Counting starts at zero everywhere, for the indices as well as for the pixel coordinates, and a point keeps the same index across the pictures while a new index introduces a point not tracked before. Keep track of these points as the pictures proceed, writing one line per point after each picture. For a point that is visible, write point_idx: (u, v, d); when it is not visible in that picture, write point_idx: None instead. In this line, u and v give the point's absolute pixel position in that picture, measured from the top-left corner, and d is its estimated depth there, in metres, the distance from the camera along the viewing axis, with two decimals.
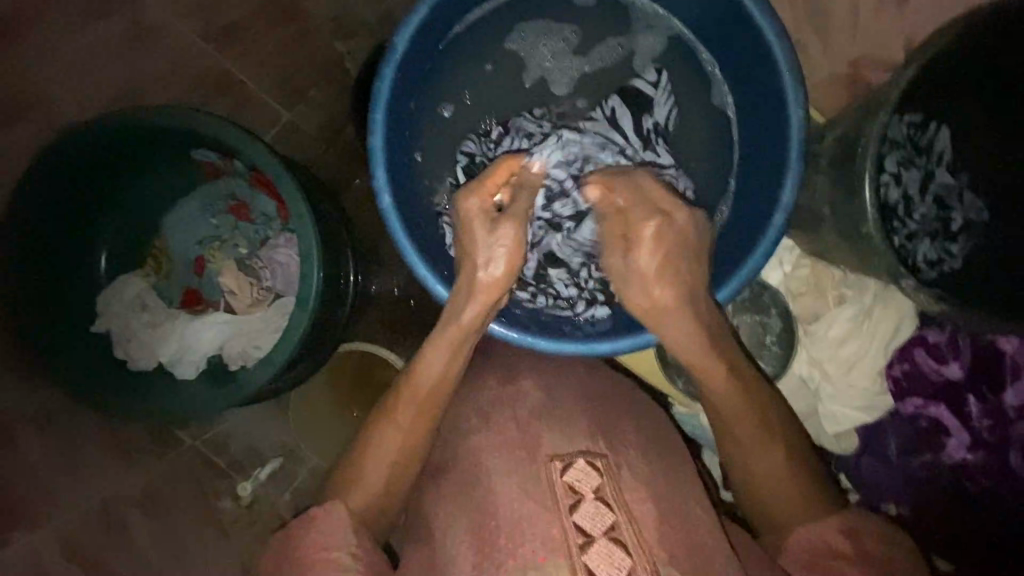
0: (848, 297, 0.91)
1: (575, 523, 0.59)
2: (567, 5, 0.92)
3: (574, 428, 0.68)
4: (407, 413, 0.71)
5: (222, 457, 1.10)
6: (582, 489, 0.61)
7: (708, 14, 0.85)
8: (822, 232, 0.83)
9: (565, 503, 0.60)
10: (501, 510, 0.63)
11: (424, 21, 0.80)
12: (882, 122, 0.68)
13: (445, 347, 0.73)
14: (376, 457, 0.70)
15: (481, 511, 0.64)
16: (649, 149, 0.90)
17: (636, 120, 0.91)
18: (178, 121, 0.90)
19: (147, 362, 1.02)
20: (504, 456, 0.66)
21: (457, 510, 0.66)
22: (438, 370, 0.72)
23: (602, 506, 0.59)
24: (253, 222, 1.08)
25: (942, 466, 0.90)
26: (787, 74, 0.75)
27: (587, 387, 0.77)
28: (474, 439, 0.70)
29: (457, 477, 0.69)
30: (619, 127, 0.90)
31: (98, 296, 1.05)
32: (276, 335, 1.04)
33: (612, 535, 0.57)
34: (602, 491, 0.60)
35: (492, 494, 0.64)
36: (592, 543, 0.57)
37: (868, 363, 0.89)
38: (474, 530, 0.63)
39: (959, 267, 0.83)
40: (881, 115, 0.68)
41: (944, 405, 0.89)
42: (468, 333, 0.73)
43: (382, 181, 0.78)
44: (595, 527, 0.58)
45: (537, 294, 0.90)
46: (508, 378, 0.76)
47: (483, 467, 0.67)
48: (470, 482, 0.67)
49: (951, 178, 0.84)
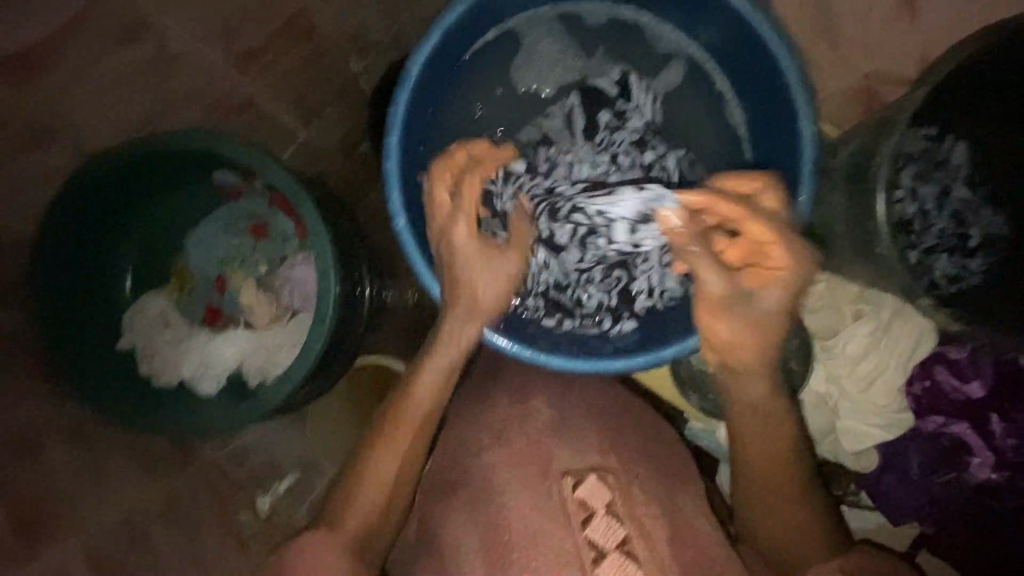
0: (865, 312, 0.89)
1: (588, 538, 0.59)
2: (580, 30, 0.92)
3: (583, 447, 0.69)
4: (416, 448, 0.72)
5: (240, 469, 1.12)
6: (594, 504, 0.61)
7: (720, 35, 0.85)
8: (838, 245, 0.81)
9: (577, 517, 0.61)
10: (512, 526, 0.64)
11: (438, 43, 0.81)
12: (893, 143, 0.68)
13: (439, 370, 0.74)
14: (382, 474, 0.69)
15: (494, 527, 0.65)
16: (591, 141, 0.88)
17: (594, 120, 0.89)
18: (204, 143, 0.93)
19: (170, 378, 1.06)
20: (515, 469, 0.68)
21: (469, 527, 0.66)
22: (431, 397, 0.73)
23: (613, 521, 0.60)
24: (271, 242, 1.11)
25: (966, 485, 0.88)
26: (798, 87, 0.76)
27: (600, 406, 0.77)
28: (484, 455, 0.71)
29: (467, 492, 0.69)
30: (573, 127, 0.89)
31: (123, 315, 1.08)
32: (294, 350, 1.07)
33: (624, 548, 0.59)
34: (613, 506, 0.61)
35: (503, 510, 0.65)
36: (606, 557, 0.58)
37: (887, 380, 0.88)
38: (485, 540, 0.65)
39: (978, 283, 0.81)
40: (894, 135, 0.67)
41: (966, 424, 0.87)
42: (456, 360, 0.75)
43: (397, 205, 0.80)
44: (607, 541, 0.59)
45: (563, 319, 0.89)
46: (517, 394, 0.77)
47: (497, 482, 0.68)
48: (481, 494, 0.68)
49: (970, 194, 0.82)
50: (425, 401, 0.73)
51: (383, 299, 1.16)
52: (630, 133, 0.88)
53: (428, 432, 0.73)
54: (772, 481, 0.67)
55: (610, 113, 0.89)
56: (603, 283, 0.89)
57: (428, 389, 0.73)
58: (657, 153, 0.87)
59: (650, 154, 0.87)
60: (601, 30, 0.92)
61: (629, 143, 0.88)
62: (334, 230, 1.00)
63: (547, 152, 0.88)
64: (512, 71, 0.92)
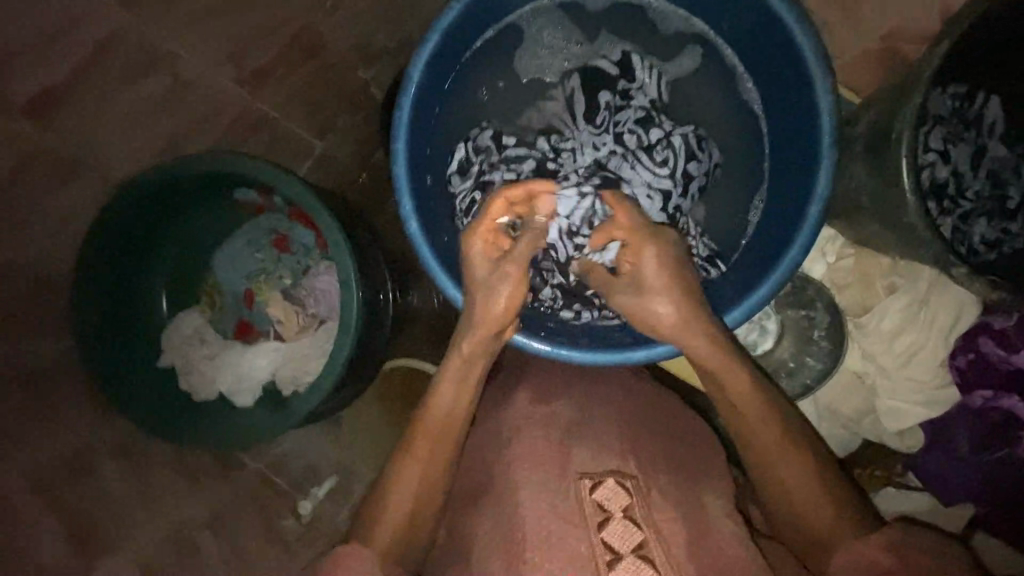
0: (899, 286, 0.85)
1: (604, 540, 0.59)
2: (581, 16, 0.90)
3: (604, 448, 0.69)
4: (433, 438, 0.72)
5: (282, 478, 1.15)
6: (610, 507, 0.62)
7: (729, 6, 0.81)
8: (863, 219, 0.78)
9: (593, 519, 0.61)
10: (528, 526, 0.62)
11: (438, 45, 0.80)
12: (919, 101, 0.63)
13: (458, 364, 0.73)
14: (405, 482, 0.70)
15: (511, 532, 0.63)
16: (592, 124, 0.86)
17: (594, 102, 0.86)
18: (226, 165, 0.95)
19: (208, 394, 1.09)
20: (532, 468, 0.66)
21: (491, 535, 0.65)
22: (452, 397, 0.73)
23: (631, 524, 0.60)
24: (293, 254, 1.14)
25: (1019, 461, 0.84)
26: (812, 57, 0.72)
27: (620, 407, 0.77)
28: (503, 461, 0.70)
29: (491, 497, 0.68)
30: (574, 110, 0.87)
31: (161, 334, 1.13)
32: (323, 359, 1.09)
33: (641, 552, 0.58)
34: (630, 510, 0.61)
35: (517, 515, 0.63)
36: (621, 560, 0.58)
37: (926, 356, 0.84)
38: (505, 545, 0.63)
39: (1021, 247, 0.76)
40: (917, 96, 0.63)
41: (1016, 396, 0.82)
42: (474, 359, 0.74)
43: (408, 209, 0.80)
44: (622, 544, 0.59)
45: (582, 310, 0.90)
46: (539, 396, 0.76)
47: (514, 484, 0.66)
48: (503, 501, 0.67)
49: (1006, 151, 0.78)
50: (449, 406, 0.73)
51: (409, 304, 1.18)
52: (635, 111, 0.85)
53: (456, 429, 0.73)
54: (796, 469, 0.66)
55: (611, 93, 0.86)
56: None
57: (452, 392, 0.73)
58: (664, 130, 0.85)
59: (655, 131, 0.84)
60: (603, 15, 0.90)
61: (634, 122, 0.85)
62: (354, 238, 1.02)
63: (546, 142, 0.87)
64: (515, 64, 0.91)
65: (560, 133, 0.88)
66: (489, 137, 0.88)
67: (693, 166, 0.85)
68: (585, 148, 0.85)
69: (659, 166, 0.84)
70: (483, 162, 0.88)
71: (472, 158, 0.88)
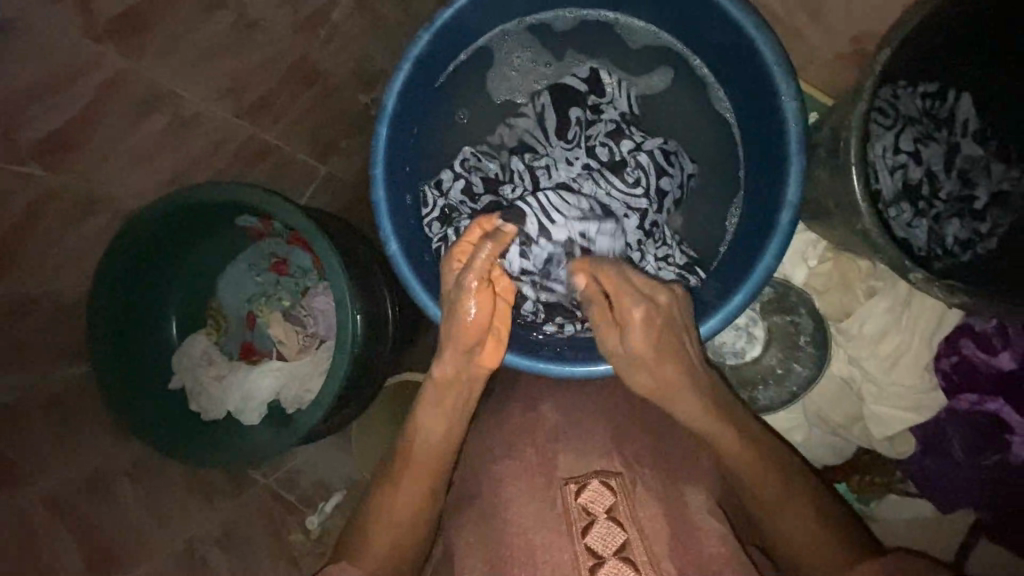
0: (879, 289, 0.86)
1: (587, 545, 0.60)
2: (550, 36, 0.92)
3: (591, 453, 0.70)
4: (429, 463, 0.72)
5: (292, 494, 1.18)
6: (595, 509, 0.62)
7: (691, 20, 0.83)
8: (831, 223, 0.79)
9: (578, 524, 0.62)
10: (514, 538, 0.65)
11: (410, 74, 0.84)
12: (861, 112, 0.64)
13: (435, 408, 0.73)
14: (401, 504, 0.70)
15: (499, 541, 0.65)
16: (564, 139, 0.88)
17: (566, 117, 0.88)
18: (224, 195, 0.98)
19: (217, 413, 1.14)
20: (522, 479, 0.69)
21: (479, 542, 0.67)
22: (438, 434, 0.73)
23: (613, 525, 0.61)
24: (292, 276, 1.20)
25: (1008, 467, 0.83)
26: (774, 66, 0.73)
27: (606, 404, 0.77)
28: (492, 471, 0.71)
29: (477, 509, 0.70)
30: (545, 126, 0.90)
31: (172, 356, 1.19)
32: (323, 376, 1.13)
33: (623, 554, 0.59)
34: (614, 510, 0.62)
35: (506, 525, 0.66)
36: (602, 564, 0.59)
37: (910, 361, 0.85)
38: (496, 555, 0.65)
39: (994, 246, 0.77)
40: (860, 104, 0.64)
41: (1003, 400, 0.82)
42: (451, 388, 0.73)
43: (388, 231, 0.83)
44: (604, 547, 0.60)
45: (566, 323, 0.91)
46: (526, 406, 0.78)
47: (503, 496, 0.68)
48: (492, 509, 0.68)
49: (978, 149, 0.79)
50: (432, 444, 0.73)
51: (417, 320, 1.26)
52: (606, 124, 0.87)
53: (444, 463, 0.73)
54: (778, 496, 0.65)
55: (581, 108, 0.88)
56: None
57: (439, 430, 0.73)
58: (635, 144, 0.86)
59: (627, 142, 0.86)
60: (572, 34, 0.92)
61: (605, 134, 0.87)
62: (349, 257, 1.05)
63: (523, 160, 0.89)
64: (488, 86, 0.93)
65: (534, 151, 0.90)
66: (459, 188, 0.90)
67: (666, 181, 0.86)
68: (558, 166, 0.87)
69: (633, 187, 0.84)
70: (457, 209, 0.90)
71: (448, 207, 0.91)
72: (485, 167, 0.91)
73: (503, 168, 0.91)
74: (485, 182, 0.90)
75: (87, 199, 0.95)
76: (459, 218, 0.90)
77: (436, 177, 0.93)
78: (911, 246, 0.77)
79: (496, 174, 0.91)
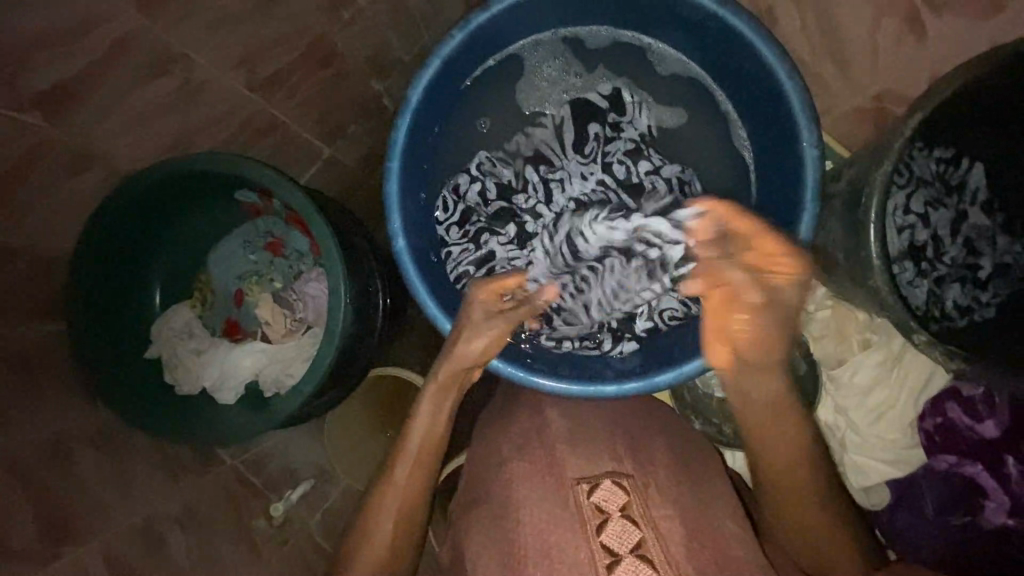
0: (873, 342, 0.91)
1: (603, 543, 0.58)
2: (581, 52, 0.92)
3: (599, 454, 0.67)
4: (413, 469, 0.72)
5: (258, 477, 1.14)
6: (609, 508, 0.60)
7: (722, 57, 0.83)
8: (837, 272, 0.80)
9: (592, 523, 0.60)
10: (528, 538, 0.62)
11: (437, 72, 0.82)
12: (883, 173, 0.66)
13: (431, 403, 0.74)
14: (385, 512, 0.70)
15: (511, 540, 0.63)
16: (581, 153, 0.90)
17: (583, 133, 0.90)
18: (235, 169, 0.94)
19: (192, 388, 1.10)
20: (527, 479, 0.67)
21: (484, 545, 0.65)
22: (426, 433, 0.73)
23: (629, 524, 0.58)
24: (287, 258, 1.17)
25: (983, 532, 0.85)
26: (801, 111, 0.74)
27: (610, 415, 0.76)
28: (495, 477, 0.70)
29: (484, 510, 0.68)
30: (563, 140, 0.91)
31: (151, 323, 1.15)
32: (306, 363, 1.11)
33: (639, 552, 0.57)
34: (628, 509, 0.60)
35: (518, 523, 0.64)
36: (620, 562, 0.57)
37: (895, 415, 0.90)
38: (502, 558, 0.63)
39: (992, 315, 0.80)
40: (884, 166, 0.66)
41: (980, 464, 0.85)
42: (450, 384, 0.75)
43: (396, 227, 0.82)
44: (620, 545, 0.57)
45: (562, 339, 0.90)
46: (531, 412, 0.77)
47: (515, 497, 0.66)
48: (499, 514, 0.66)
49: (985, 220, 0.82)
50: (420, 444, 0.73)
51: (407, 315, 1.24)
52: (625, 142, 0.90)
53: (428, 472, 0.73)
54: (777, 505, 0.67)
55: (601, 125, 0.91)
56: (604, 309, 0.88)
57: (430, 425, 0.74)
58: (651, 165, 0.88)
59: (645, 161, 0.88)
60: (601, 52, 0.92)
61: (623, 152, 0.89)
62: (349, 245, 1.04)
63: (539, 172, 0.91)
64: (514, 94, 0.93)
65: (549, 163, 0.92)
66: (475, 192, 0.92)
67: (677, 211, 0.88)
68: (573, 180, 0.89)
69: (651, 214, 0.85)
70: (469, 211, 0.92)
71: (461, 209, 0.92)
72: (500, 172, 0.92)
73: (519, 176, 0.92)
74: (499, 189, 0.92)
75: (86, 155, 0.92)
76: (471, 222, 0.91)
77: (449, 177, 0.93)
78: (910, 303, 0.80)
79: (513, 180, 0.93)
